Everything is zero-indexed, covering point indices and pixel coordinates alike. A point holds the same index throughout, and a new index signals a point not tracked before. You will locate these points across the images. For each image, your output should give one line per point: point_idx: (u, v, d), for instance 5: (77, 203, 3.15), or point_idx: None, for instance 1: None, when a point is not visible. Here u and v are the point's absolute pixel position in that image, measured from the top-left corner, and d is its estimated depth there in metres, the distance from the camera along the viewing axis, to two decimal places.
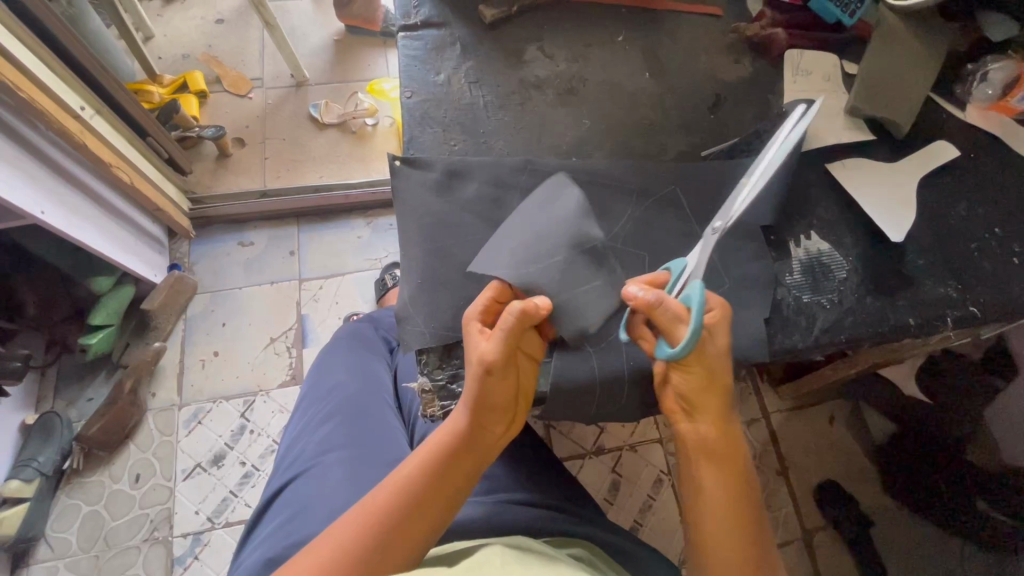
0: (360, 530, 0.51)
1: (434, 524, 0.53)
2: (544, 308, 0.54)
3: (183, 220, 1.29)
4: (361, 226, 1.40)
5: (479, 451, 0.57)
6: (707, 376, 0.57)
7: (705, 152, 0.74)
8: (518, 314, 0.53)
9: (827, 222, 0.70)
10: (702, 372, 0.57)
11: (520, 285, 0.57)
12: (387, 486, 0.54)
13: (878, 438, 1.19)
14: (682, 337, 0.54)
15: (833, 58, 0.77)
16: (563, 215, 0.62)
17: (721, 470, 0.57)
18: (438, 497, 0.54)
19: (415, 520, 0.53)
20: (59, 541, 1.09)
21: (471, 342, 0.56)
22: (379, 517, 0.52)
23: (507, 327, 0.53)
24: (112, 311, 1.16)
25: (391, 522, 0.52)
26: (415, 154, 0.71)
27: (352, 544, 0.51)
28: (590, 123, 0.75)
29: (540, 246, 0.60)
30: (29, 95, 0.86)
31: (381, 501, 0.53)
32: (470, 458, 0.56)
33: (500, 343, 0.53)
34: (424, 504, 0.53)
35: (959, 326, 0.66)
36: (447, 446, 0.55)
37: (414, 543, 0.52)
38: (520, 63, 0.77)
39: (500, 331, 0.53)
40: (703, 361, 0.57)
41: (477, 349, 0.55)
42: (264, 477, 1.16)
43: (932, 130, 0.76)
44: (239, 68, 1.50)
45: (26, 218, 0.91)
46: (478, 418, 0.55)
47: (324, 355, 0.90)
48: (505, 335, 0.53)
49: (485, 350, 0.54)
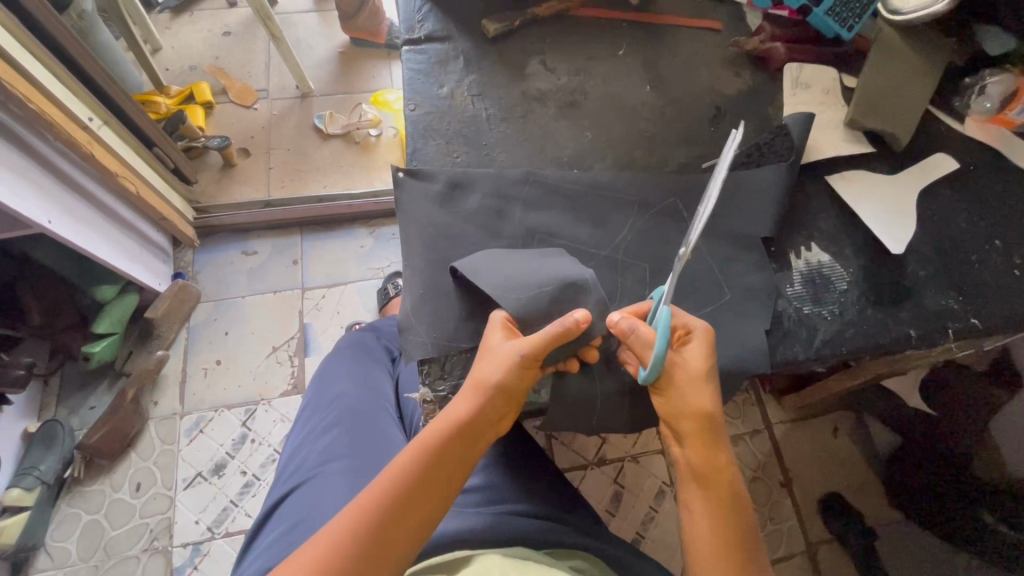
0: (360, 520, 0.50)
1: (431, 517, 0.52)
2: (584, 322, 0.56)
3: (188, 229, 1.30)
4: (364, 235, 1.41)
5: (478, 442, 0.55)
6: (683, 405, 0.57)
7: (705, 164, 0.75)
8: (571, 324, 0.55)
9: (828, 234, 0.70)
10: (676, 399, 0.57)
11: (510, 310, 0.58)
12: (387, 475, 0.53)
13: (881, 449, 1.20)
14: (650, 361, 0.56)
15: (832, 71, 0.78)
16: (564, 263, 0.63)
17: (708, 498, 0.56)
18: (436, 490, 0.53)
19: (414, 512, 0.51)
20: (59, 550, 1.08)
21: (490, 341, 0.57)
22: (379, 506, 0.51)
23: (551, 333, 0.55)
24: (115, 321, 1.17)
25: (390, 513, 0.50)
26: (418, 166, 0.71)
27: (349, 536, 0.49)
28: (591, 136, 0.76)
29: (537, 279, 0.60)
30: (39, 106, 0.87)
31: (380, 491, 0.52)
32: (469, 451, 0.55)
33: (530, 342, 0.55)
34: (422, 496, 0.52)
35: (960, 337, 0.66)
36: (446, 436, 0.54)
37: (412, 536, 0.51)
38: (523, 76, 0.78)
39: (539, 338, 0.55)
40: (677, 385, 0.57)
41: (501, 347, 0.56)
42: (264, 486, 1.16)
43: (931, 142, 0.76)
44: (245, 79, 1.52)
45: (33, 227, 0.92)
46: (480, 410, 0.55)
47: (326, 363, 0.90)
48: (545, 342, 0.55)
49: (513, 349, 0.55)
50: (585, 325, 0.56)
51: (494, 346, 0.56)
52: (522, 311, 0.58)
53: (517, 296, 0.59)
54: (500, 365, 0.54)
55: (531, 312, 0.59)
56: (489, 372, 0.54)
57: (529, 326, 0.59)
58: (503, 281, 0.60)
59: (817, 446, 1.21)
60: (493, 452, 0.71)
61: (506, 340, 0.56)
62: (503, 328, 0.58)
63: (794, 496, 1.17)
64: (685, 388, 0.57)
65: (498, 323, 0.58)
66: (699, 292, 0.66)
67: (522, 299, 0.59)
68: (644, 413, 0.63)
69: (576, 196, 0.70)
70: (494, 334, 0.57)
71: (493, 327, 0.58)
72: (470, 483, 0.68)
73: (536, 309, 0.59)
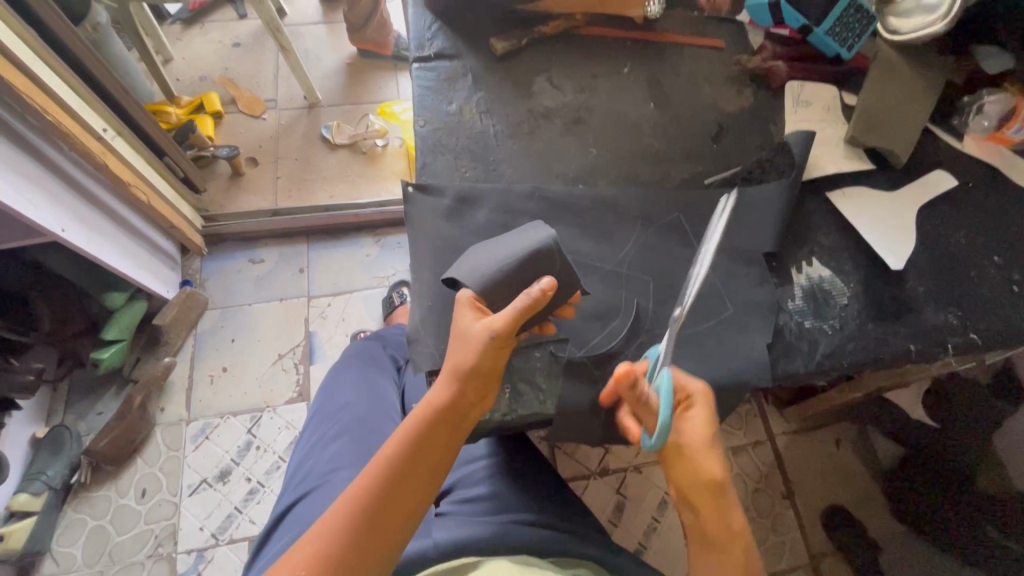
0: (349, 512, 0.51)
1: (420, 500, 0.54)
2: (550, 288, 0.54)
3: (196, 237, 1.33)
4: (370, 244, 1.43)
5: (461, 424, 0.55)
6: (695, 474, 0.57)
7: (708, 180, 0.76)
8: (536, 296, 0.53)
9: (828, 249, 0.71)
10: (687, 469, 0.58)
11: (476, 287, 0.58)
12: (372, 465, 0.54)
13: (885, 461, 1.21)
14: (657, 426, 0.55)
15: (832, 89, 0.80)
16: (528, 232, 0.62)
17: (722, 562, 0.56)
18: (422, 474, 0.54)
19: (402, 498, 0.53)
20: (65, 555, 1.09)
21: (462, 323, 0.56)
22: (367, 497, 0.52)
23: (518, 307, 0.53)
24: (123, 328, 1.18)
25: (379, 502, 0.52)
26: (427, 180, 0.73)
27: (342, 528, 0.50)
28: (596, 151, 0.77)
29: (501, 253, 0.60)
30: (56, 118, 0.90)
31: (367, 482, 0.53)
32: (452, 432, 0.55)
33: (499, 319, 0.54)
34: (409, 482, 0.53)
35: (959, 352, 0.67)
36: (427, 420, 0.54)
37: (403, 521, 0.52)
38: (530, 93, 0.80)
39: (506, 314, 0.54)
40: (687, 454, 0.57)
41: (472, 327, 0.55)
42: (269, 493, 1.17)
43: (931, 159, 0.77)
44: (253, 90, 1.55)
45: (47, 235, 0.94)
46: (459, 392, 0.54)
47: (332, 372, 0.92)
48: (515, 317, 0.53)
49: (484, 328, 0.54)
50: (552, 292, 0.54)
51: (466, 328, 0.55)
52: (486, 283, 0.58)
53: (480, 271, 0.59)
54: (473, 347, 0.54)
55: (497, 287, 0.58)
56: (463, 354, 0.54)
57: (497, 300, 0.58)
58: (468, 265, 0.60)
59: (820, 457, 1.22)
60: (499, 462, 0.72)
61: (477, 320, 0.56)
62: (473, 308, 0.57)
63: (797, 507, 1.17)
64: (697, 457, 0.57)
65: (465, 303, 0.57)
66: (702, 307, 0.67)
67: (485, 273, 0.58)
68: None
69: (581, 211, 0.71)
70: (464, 314, 0.57)
71: (462, 308, 0.57)
72: (476, 493, 0.69)
73: (501, 280, 0.58)
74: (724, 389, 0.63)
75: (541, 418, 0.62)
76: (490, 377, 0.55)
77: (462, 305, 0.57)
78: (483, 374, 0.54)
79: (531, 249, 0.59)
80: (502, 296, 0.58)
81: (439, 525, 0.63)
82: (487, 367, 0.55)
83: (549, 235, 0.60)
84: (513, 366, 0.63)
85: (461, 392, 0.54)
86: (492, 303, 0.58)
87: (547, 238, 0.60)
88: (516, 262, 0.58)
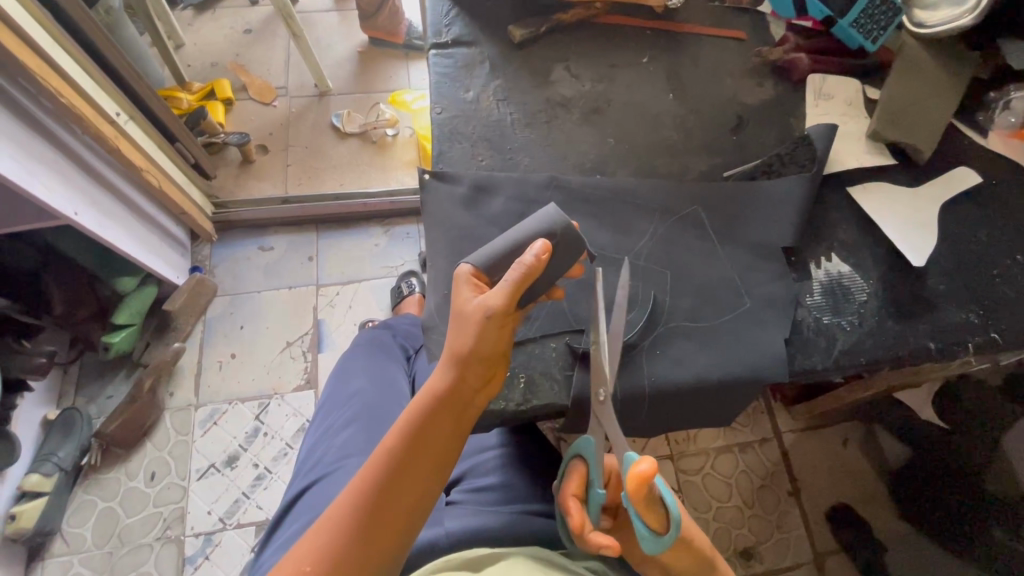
0: (350, 505, 0.48)
1: (424, 493, 0.50)
2: (544, 251, 0.53)
3: (206, 223, 1.33)
4: (379, 233, 1.42)
5: (464, 410, 0.53)
6: (696, 555, 0.55)
7: (727, 173, 0.75)
8: (530, 263, 0.52)
9: (848, 245, 0.71)
10: (691, 555, 0.55)
11: (477, 265, 0.56)
12: (372, 457, 0.51)
13: (891, 460, 1.19)
14: (663, 519, 0.51)
15: (854, 82, 0.79)
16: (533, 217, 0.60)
17: None
18: (425, 466, 0.50)
19: (407, 488, 0.49)
20: (74, 535, 1.11)
21: (460, 300, 0.54)
22: (368, 489, 0.49)
23: (514, 279, 0.52)
24: (134, 311, 1.19)
25: (382, 494, 0.49)
26: (443, 168, 0.73)
27: (343, 522, 0.48)
28: (614, 142, 0.76)
29: (506, 233, 0.58)
30: (69, 100, 0.90)
31: (366, 473, 0.50)
32: (456, 419, 0.52)
33: (496, 294, 0.52)
34: (412, 474, 0.50)
35: (979, 351, 0.66)
36: (427, 408, 0.52)
37: (408, 514, 0.49)
38: (547, 82, 0.79)
39: (503, 288, 0.52)
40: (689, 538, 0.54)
41: (469, 305, 0.53)
42: (276, 480, 1.17)
43: (955, 155, 0.76)
44: (265, 77, 1.54)
45: (60, 218, 0.94)
46: (460, 374, 0.52)
47: (343, 359, 0.92)
48: (512, 290, 0.52)
49: (482, 304, 0.52)
50: (546, 256, 0.53)
51: (463, 306, 0.53)
52: (490, 262, 0.56)
53: (484, 252, 0.57)
54: (471, 325, 0.52)
55: (497, 262, 0.56)
56: (463, 334, 0.52)
57: (498, 274, 0.57)
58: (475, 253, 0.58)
59: (826, 455, 1.21)
60: (511, 452, 0.71)
61: (473, 297, 0.54)
62: (468, 284, 0.55)
63: (802, 505, 1.16)
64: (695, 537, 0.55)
65: (460, 281, 0.55)
66: (720, 300, 0.66)
67: (489, 251, 0.57)
68: (661, 419, 0.64)
69: (598, 203, 0.70)
70: (459, 292, 0.54)
71: (457, 286, 0.55)
72: (487, 482, 0.69)
73: (504, 256, 0.57)
74: (739, 385, 0.62)
75: (556, 408, 0.62)
76: (493, 358, 0.53)
77: (457, 282, 0.55)
78: (486, 354, 0.52)
79: (539, 224, 0.58)
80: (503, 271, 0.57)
81: (450, 513, 0.64)
82: (490, 345, 0.52)
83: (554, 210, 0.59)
84: (527, 356, 0.63)
85: (462, 375, 0.52)
86: (491, 277, 0.57)
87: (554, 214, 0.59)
88: (523, 239, 0.57)
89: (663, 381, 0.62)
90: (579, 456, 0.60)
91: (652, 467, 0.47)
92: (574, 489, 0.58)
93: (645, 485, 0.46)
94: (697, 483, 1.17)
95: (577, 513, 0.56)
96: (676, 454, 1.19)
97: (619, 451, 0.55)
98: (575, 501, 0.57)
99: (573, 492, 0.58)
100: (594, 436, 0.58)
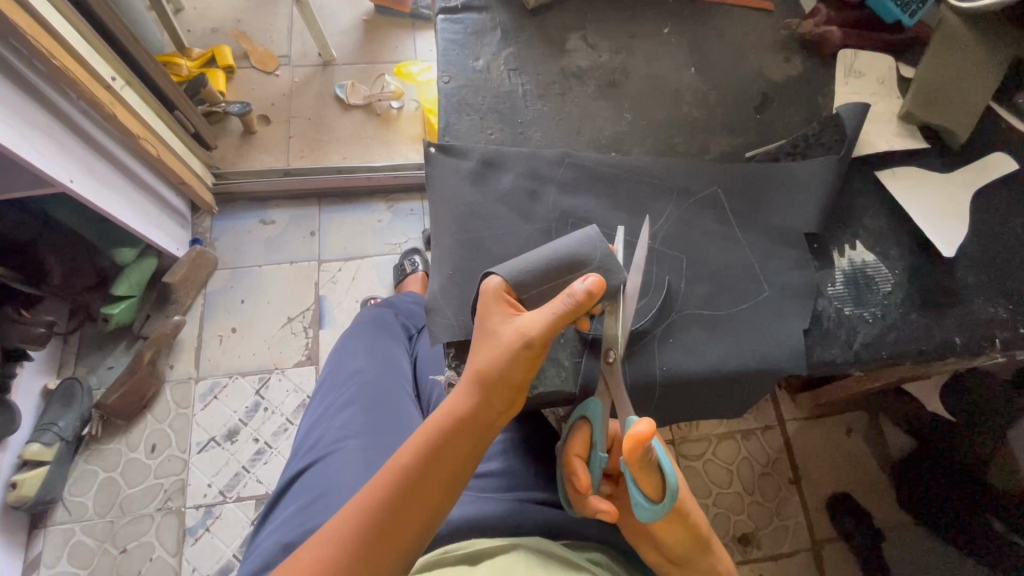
0: (359, 517, 0.48)
1: (432, 514, 0.49)
2: (599, 289, 0.49)
3: (206, 195, 1.30)
4: (383, 209, 1.39)
5: (483, 434, 0.51)
6: (692, 531, 0.51)
7: (749, 153, 0.72)
8: (580, 297, 0.48)
9: (874, 232, 0.67)
10: (688, 533, 0.51)
11: (515, 282, 0.53)
12: (384, 472, 0.50)
13: (895, 454, 1.18)
14: (662, 488, 0.48)
15: (888, 60, 0.75)
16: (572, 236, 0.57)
17: None
18: (438, 484, 0.50)
19: (417, 506, 0.49)
20: (76, 504, 1.11)
21: (494, 319, 0.51)
22: (380, 504, 0.48)
23: (558, 310, 0.48)
24: (133, 283, 1.17)
25: (392, 510, 0.48)
26: (450, 141, 0.69)
27: (351, 534, 0.47)
28: (631, 118, 0.73)
29: (542, 250, 0.56)
30: (62, 62, 0.85)
31: (377, 488, 0.49)
32: (473, 443, 0.51)
33: (536, 322, 0.49)
34: (424, 493, 0.49)
35: (1007, 347, 0.63)
36: (447, 428, 0.50)
37: (414, 533, 0.49)
38: (562, 52, 0.76)
39: (545, 317, 0.49)
40: (684, 512, 0.50)
41: (504, 327, 0.51)
42: (276, 455, 1.17)
43: (991, 140, 0.72)
44: (267, 44, 1.49)
45: (55, 186, 0.91)
46: (482, 398, 0.50)
47: (345, 337, 0.89)
48: (554, 322, 0.49)
49: (518, 331, 0.49)
50: (598, 293, 0.49)
51: (497, 326, 0.51)
52: (523, 276, 0.53)
53: (518, 263, 0.54)
54: (504, 350, 0.49)
55: (532, 280, 0.54)
56: (493, 358, 0.50)
57: (531, 291, 0.54)
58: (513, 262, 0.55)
59: (828, 445, 1.19)
60: (514, 437, 0.70)
61: (508, 318, 0.51)
62: (504, 302, 0.52)
63: (803, 493, 1.15)
64: (692, 511, 0.51)
65: (493, 295, 0.52)
66: (736, 287, 0.63)
67: (524, 264, 0.54)
68: (672, 410, 0.63)
69: (613, 181, 0.67)
70: (494, 309, 0.52)
71: (490, 300, 0.52)
72: (488, 468, 0.67)
73: (539, 275, 0.54)
74: (753, 376, 0.60)
75: (562, 395, 0.60)
76: (519, 385, 0.51)
77: (491, 297, 0.52)
78: (512, 382, 0.50)
79: (577, 249, 0.55)
80: (537, 290, 0.54)
81: None
82: (517, 374, 0.50)
83: (594, 234, 0.57)
84: None
85: (486, 400, 0.50)
86: (523, 292, 0.54)
87: (594, 239, 0.56)
88: (561, 263, 0.54)
89: (675, 369, 0.59)
90: (584, 417, 0.58)
91: (650, 428, 0.44)
92: (578, 449, 0.56)
93: (641, 447, 0.44)
94: (697, 468, 1.15)
95: (583, 474, 0.54)
96: (677, 439, 1.17)
97: (622, 415, 0.54)
98: (580, 461, 0.55)
99: (577, 452, 0.56)
100: (599, 398, 0.56)
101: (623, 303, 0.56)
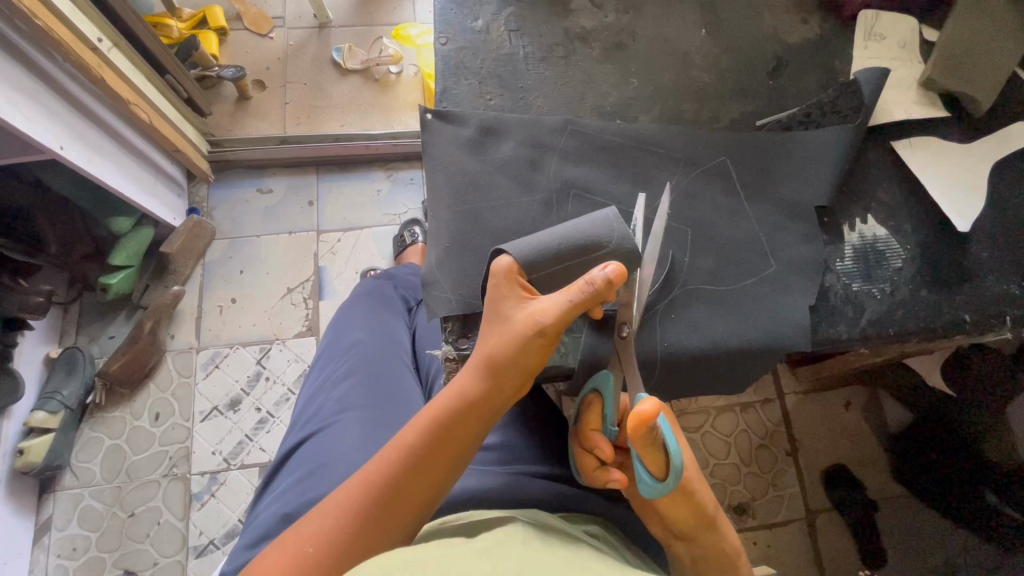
0: (364, 491, 0.48)
1: (435, 492, 0.50)
2: (619, 278, 0.46)
3: (203, 163, 1.27)
4: (382, 178, 1.36)
5: (490, 415, 0.52)
6: (698, 510, 0.51)
7: (760, 122, 0.69)
8: (599, 285, 0.46)
9: (886, 205, 0.65)
10: (694, 511, 0.51)
11: (527, 265, 0.52)
12: (391, 448, 0.50)
13: (892, 427, 1.17)
14: (668, 466, 0.48)
15: (911, 22, 0.71)
16: (589, 218, 0.55)
17: None
18: (442, 463, 0.50)
19: (421, 482, 0.49)
20: (83, 470, 1.12)
21: (507, 304, 0.50)
22: (384, 481, 0.48)
23: (575, 298, 0.47)
24: (131, 253, 1.16)
25: (396, 487, 0.48)
26: (448, 107, 0.67)
27: (354, 507, 0.48)
28: (637, 83, 0.70)
29: (556, 230, 0.54)
30: (45, 21, 0.81)
31: (382, 465, 0.49)
32: (480, 424, 0.51)
33: (550, 309, 0.48)
34: (429, 471, 0.49)
35: (1017, 325, 0.62)
36: (453, 408, 0.51)
37: (417, 510, 0.49)
38: (566, 12, 0.72)
39: (560, 305, 0.47)
40: (691, 490, 0.50)
41: (517, 312, 0.50)
42: (278, 423, 1.18)
43: (1015, 109, 0.69)
44: (260, 5, 1.42)
45: (46, 154, 0.89)
46: (491, 380, 0.50)
47: (344, 310, 0.89)
48: (568, 310, 0.47)
49: (532, 317, 0.48)
50: (619, 283, 0.47)
51: (509, 311, 0.50)
52: (533, 255, 0.52)
53: (527, 242, 0.53)
54: (516, 336, 0.49)
55: (544, 263, 0.52)
56: (504, 343, 0.49)
57: (542, 272, 0.53)
58: (525, 243, 0.53)
59: (827, 418, 1.18)
60: (513, 410, 0.69)
61: (521, 303, 0.50)
62: (517, 285, 0.51)
63: (799, 465, 1.15)
64: (699, 489, 0.50)
65: (506, 277, 0.51)
66: (742, 262, 0.62)
67: (535, 246, 0.53)
68: (675, 387, 0.61)
69: (616, 149, 0.65)
70: (507, 292, 0.51)
71: (502, 283, 0.51)
72: (487, 441, 0.67)
73: (551, 257, 0.52)
74: (757, 354, 0.59)
75: (561, 369, 0.60)
76: (528, 370, 0.50)
77: (504, 279, 0.51)
78: (520, 367, 0.50)
79: (593, 230, 0.53)
80: (549, 270, 0.53)
81: None
82: (526, 360, 0.49)
83: (612, 217, 0.54)
84: None
85: (495, 383, 0.50)
86: (533, 273, 0.53)
87: (611, 222, 0.54)
88: (574, 246, 0.53)
89: (676, 346, 0.58)
90: (596, 391, 0.57)
91: (655, 408, 0.43)
92: (592, 423, 0.56)
93: (645, 425, 0.43)
94: (695, 440, 1.16)
95: (604, 446, 0.53)
96: (677, 412, 1.17)
97: (634, 391, 0.54)
98: (598, 435, 0.55)
99: (592, 426, 0.56)
100: (612, 372, 0.56)
101: (638, 285, 0.55)
